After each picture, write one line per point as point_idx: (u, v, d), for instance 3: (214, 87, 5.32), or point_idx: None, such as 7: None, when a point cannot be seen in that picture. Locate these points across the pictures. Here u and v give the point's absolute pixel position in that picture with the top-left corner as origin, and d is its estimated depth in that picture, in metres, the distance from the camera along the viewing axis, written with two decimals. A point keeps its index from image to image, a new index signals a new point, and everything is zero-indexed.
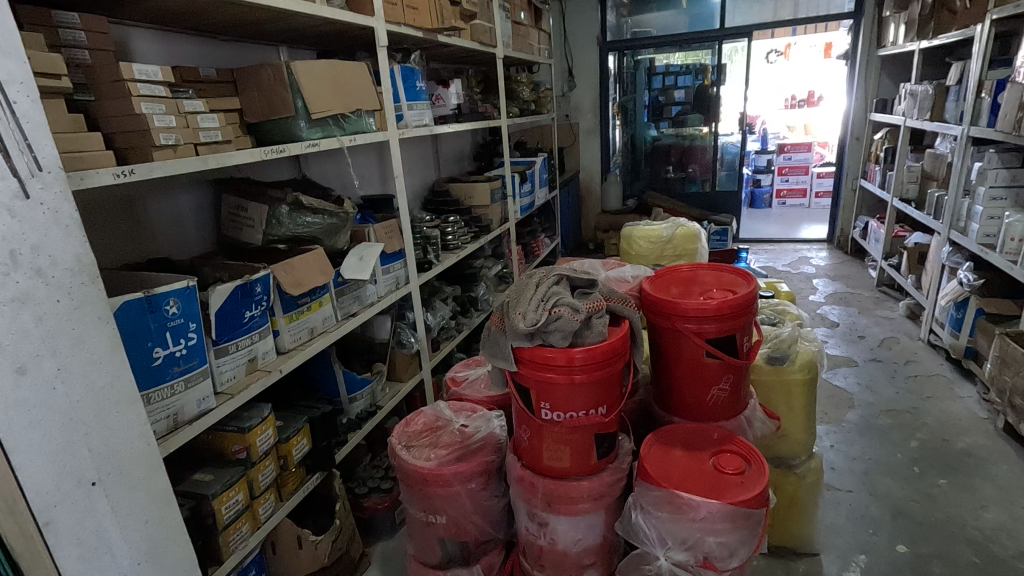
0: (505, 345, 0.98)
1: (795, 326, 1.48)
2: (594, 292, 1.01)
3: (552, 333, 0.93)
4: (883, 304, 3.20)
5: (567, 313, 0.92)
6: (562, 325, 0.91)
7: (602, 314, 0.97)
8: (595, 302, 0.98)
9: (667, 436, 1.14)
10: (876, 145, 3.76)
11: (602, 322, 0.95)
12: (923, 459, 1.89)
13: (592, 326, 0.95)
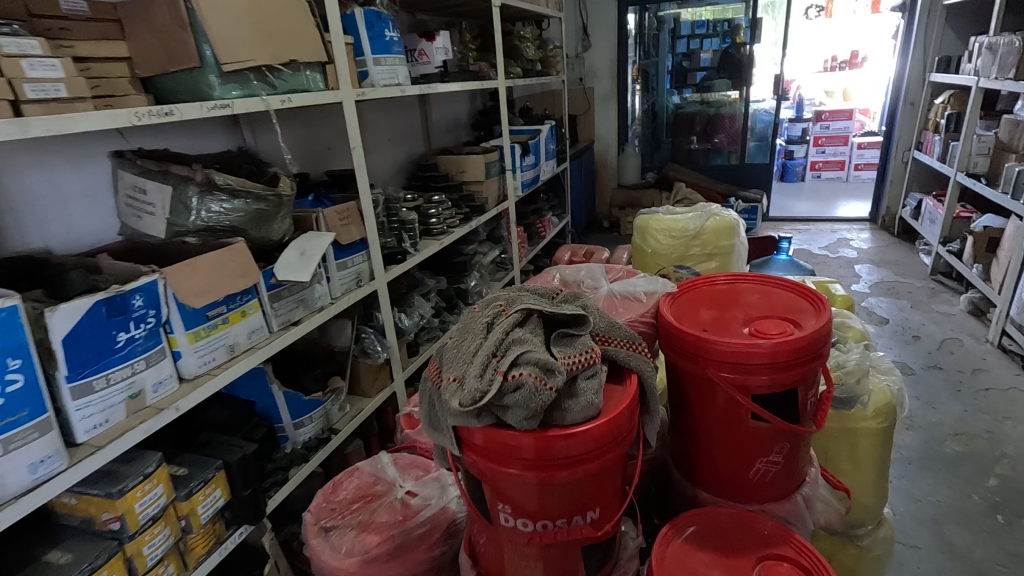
0: (444, 418, 0.64)
1: (864, 352, 1.11)
2: (581, 334, 0.66)
3: (510, 409, 0.57)
4: (940, 297, 2.78)
5: (531, 377, 0.57)
6: (523, 400, 0.56)
7: (591, 373, 0.62)
8: (582, 353, 0.63)
9: (687, 525, 0.80)
10: (936, 111, 3.28)
11: (591, 388, 0.60)
12: (1006, 504, 1.52)
13: (577, 393, 0.60)
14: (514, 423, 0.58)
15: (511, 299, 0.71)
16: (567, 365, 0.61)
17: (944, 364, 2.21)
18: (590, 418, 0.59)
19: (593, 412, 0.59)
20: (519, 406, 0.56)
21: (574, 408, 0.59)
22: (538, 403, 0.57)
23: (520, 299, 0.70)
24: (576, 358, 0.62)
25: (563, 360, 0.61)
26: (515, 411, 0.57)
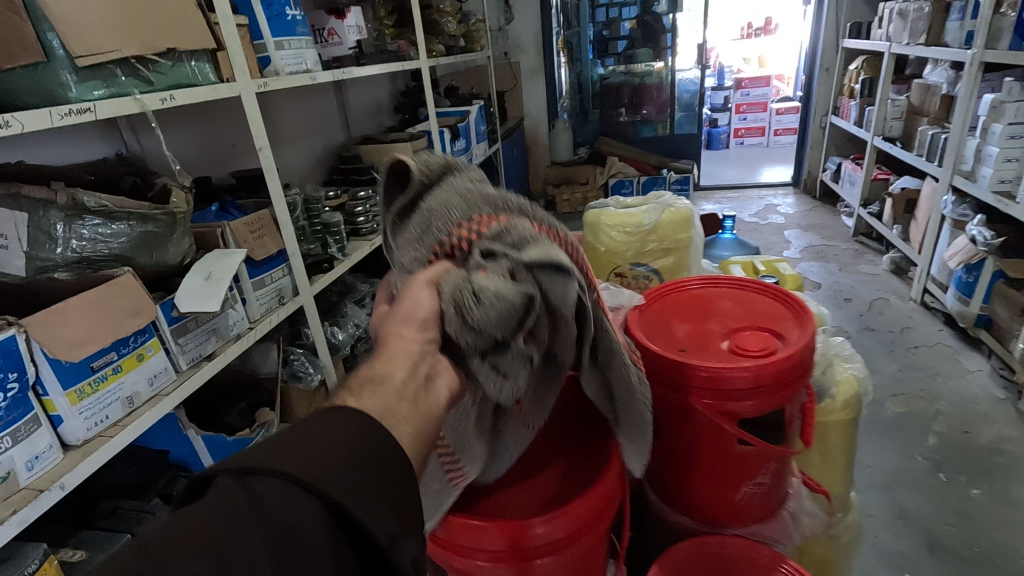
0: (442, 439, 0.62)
1: (826, 340, 1.08)
2: (475, 201, 0.63)
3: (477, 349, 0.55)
4: (864, 258, 2.90)
5: (458, 308, 0.53)
6: (502, 324, 0.53)
7: (535, 239, 0.58)
8: (471, 225, 0.61)
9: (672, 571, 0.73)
10: (850, 77, 3.38)
11: (556, 258, 0.56)
12: (947, 463, 1.59)
13: (547, 273, 0.56)
14: (516, 356, 0.56)
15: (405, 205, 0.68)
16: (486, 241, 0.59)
17: (876, 325, 2.29)
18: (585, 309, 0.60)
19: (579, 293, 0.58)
20: (499, 336, 0.54)
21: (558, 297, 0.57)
22: (508, 315, 0.53)
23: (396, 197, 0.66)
24: (479, 233, 0.60)
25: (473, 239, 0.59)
26: (489, 341, 0.55)
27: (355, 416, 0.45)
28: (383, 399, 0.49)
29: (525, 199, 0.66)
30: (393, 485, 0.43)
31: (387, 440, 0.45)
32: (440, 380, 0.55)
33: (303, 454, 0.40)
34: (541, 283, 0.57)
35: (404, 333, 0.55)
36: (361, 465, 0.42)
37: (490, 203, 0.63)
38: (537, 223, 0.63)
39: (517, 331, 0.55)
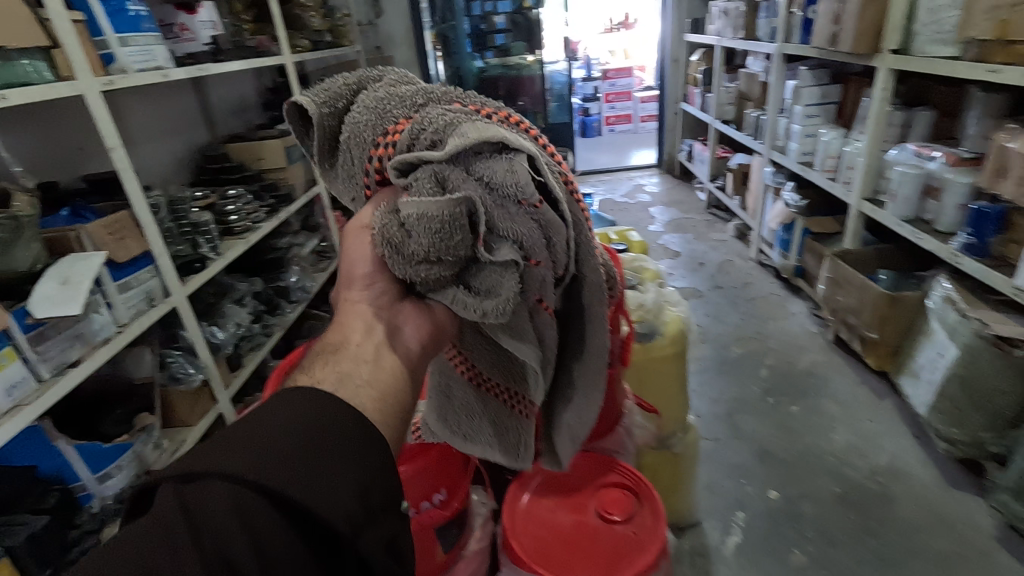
0: (443, 392, 0.73)
1: (657, 290, 1.28)
2: (386, 111, 0.63)
3: (446, 270, 0.56)
4: (714, 227, 3.30)
5: (394, 245, 0.57)
6: (452, 233, 0.52)
7: (453, 124, 0.57)
8: (388, 139, 0.61)
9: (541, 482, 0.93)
10: (693, 67, 3.79)
11: (479, 136, 0.54)
12: (774, 388, 1.91)
13: (480, 159, 0.55)
14: (490, 262, 0.55)
15: (335, 140, 0.69)
16: (411, 149, 0.59)
17: (723, 283, 2.65)
18: (550, 189, 0.56)
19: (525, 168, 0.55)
20: (457, 250, 0.54)
21: (500, 179, 0.54)
22: (444, 220, 0.52)
23: (320, 136, 0.68)
24: (397, 144, 0.59)
25: (395, 151, 0.59)
26: (448, 259, 0.54)
27: (313, 396, 0.46)
28: (344, 366, 0.54)
29: (442, 93, 0.65)
30: (353, 465, 0.42)
31: (349, 421, 0.45)
32: (401, 332, 0.61)
33: (244, 441, 0.41)
34: (479, 172, 0.55)
35: (354, 297, 0.63)
36: (313, 450, 0.41)
37: (400, 107, 0.63)
38: (457, 107, 0.62)
39: (475, 237, 0.54)
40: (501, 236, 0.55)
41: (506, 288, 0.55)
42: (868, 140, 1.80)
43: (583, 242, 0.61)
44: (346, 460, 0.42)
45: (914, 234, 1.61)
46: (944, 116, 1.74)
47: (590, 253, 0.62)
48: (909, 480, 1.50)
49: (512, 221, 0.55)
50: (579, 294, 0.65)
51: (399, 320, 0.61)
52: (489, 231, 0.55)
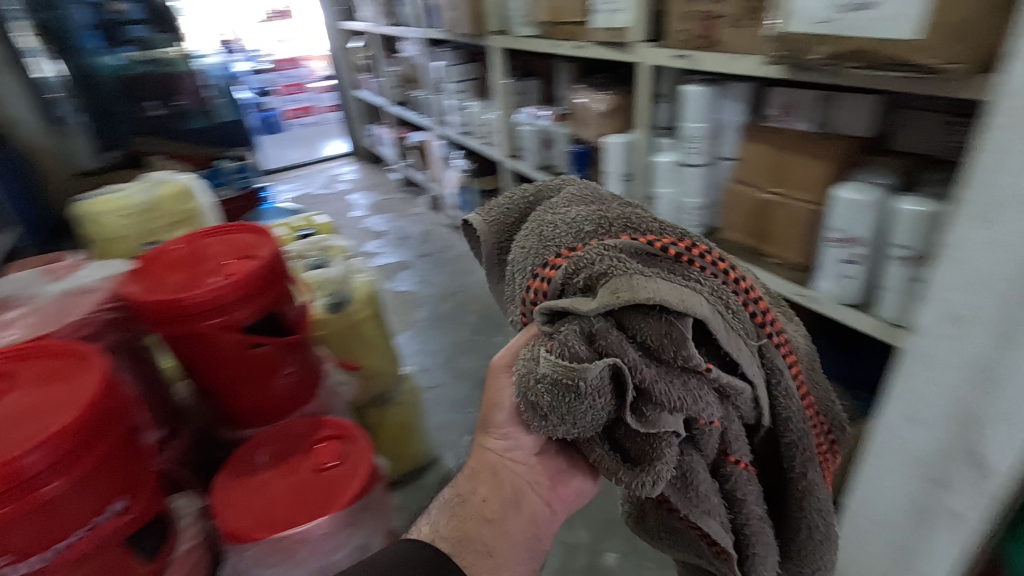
0: (641, 510, 0.73)
1: (342, 264, 1.36)
2: (552, 241, 0.64)
3: (588, 430, 0.52)
4: (411, 203, 3.53)
5: (533, 405, 0.52)
6: (589, 401, 0.49)
7: (608, 273, 0.55)
8: (543, 272, 0.62)
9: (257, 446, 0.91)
10: (357, 55, 3.90)
11: (630, 295, 0.50)
12: (480, 328, 2.23)
13: (631, 313, 0.53)
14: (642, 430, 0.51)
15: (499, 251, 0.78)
16: (565, 289, 0.59)
17: (426, 251, 2.90)
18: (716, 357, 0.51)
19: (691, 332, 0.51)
20: (595, 415, 0.50)
21: (658, 344, 0.51)
22: (575, 383, 0.49)
23: (488, 244, 0.77)
24: (550, 283, 0.60)
25: (551, 290, 0.60)
26: (590, 424, 0.51)
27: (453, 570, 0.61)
28: (476, 521, 0.66)
29: (616, 219, 0.62)
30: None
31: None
32: (524, 497, 0.68)
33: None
34: (634, 331, 0.53)
35: (496, 452, 0.69)
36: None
37: (568, 237, 0.63)
38: (625, 239, 0.58)
39: (620, 400, 0.51)
40: (654, 402, 0.51)
41: (659, 462, 0.51)
42: (500, 110, 2.23)
43: (779, 391, 0.57)
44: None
45: (544, 177, 2.04)
46: (548, 82, 2.20)
47: (789, 409, 0.58)
48: None
49: (664, 389, 0.50)
50: (783, 452, 0.60)
51: (518, 479, 0.69)
52: (641, 396, 0.51)
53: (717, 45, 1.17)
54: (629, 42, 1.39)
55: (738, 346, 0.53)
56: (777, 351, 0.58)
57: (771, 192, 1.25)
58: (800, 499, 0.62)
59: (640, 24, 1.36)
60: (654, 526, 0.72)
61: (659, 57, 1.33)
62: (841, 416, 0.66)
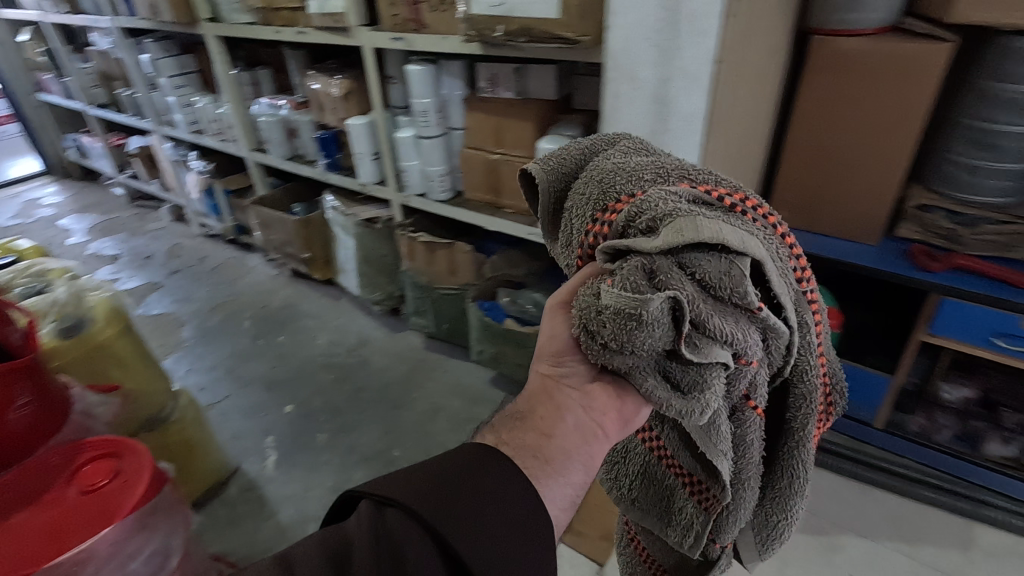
0: (619, 460, 0.72)
1: (69, 284, 1.21)
2: (611, 185, 0.57)
3: (643, 360, 0.47)
4: (147, 217, 3.10)
5: (591, 329, 0.48)
6: (647, 331, 0.44)
7: (673, 213, 0.48)
8: (605, 216, 0.55)
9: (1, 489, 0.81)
10: (31, 50, 3.20)
11: (692, 233, 0.45)
12: (260, 331, 2.13)
13: (694, 251, 0.47)
14: (689, 361, 0.46)
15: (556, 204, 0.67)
16: (626, 233, 0.52)
17: (179, 266, 2.60)
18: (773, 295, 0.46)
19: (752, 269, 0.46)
20: (651, 346, 0.45)
21: (717, 281, 0.46)
22: (637, 312, 0.43)
23: (544, 201, 0.66)
24: (612, 227, 0.53)
25: (611, 233, 0.54)
26: (642, 353, 0.46)
27: (504, 464, 0.48)
28: (532, 435, 0.53)
29: (674, 168, 0.55)
30: (512, 546, 0.44)
31: (507, 492, 0.46)
32: (576, 414, 0.53)
33: (411, 486, 0.45)
34: (694, 269, 0.46)
35: (552, 374, 0.56)
36: (474, 514, 0.44)
37: (625, 181, 0.56)
38: (684, 185, 0.52)
39: (675, 333, 0.45)
40: (708, 336, 0.45)
41: (706, 393, 0.46)
42: (231, 104, 2.10)
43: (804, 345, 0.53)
44: (508, 523, 0.44)
45: (295, 167, 2.01)
46: (279, 71, 2.14)
47: (809, 364, 0.53)
48: (370, 344, 2.02)
49: (719, 322, 0.45)
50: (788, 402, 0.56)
51: (576, 400, 0.54)
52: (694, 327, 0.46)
53: (425, 28, 1.32)
54: (349, 27, 1.47)
55: (785, 290, 0.48)
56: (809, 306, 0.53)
57: (498, 153, 1.49)
58: (791, 449, 0.57)
59: (355, 9, 1.45)
60: (626, 477, 0.71)
61: (379, 39, 1.43)
62: (847, 385, 0.61)
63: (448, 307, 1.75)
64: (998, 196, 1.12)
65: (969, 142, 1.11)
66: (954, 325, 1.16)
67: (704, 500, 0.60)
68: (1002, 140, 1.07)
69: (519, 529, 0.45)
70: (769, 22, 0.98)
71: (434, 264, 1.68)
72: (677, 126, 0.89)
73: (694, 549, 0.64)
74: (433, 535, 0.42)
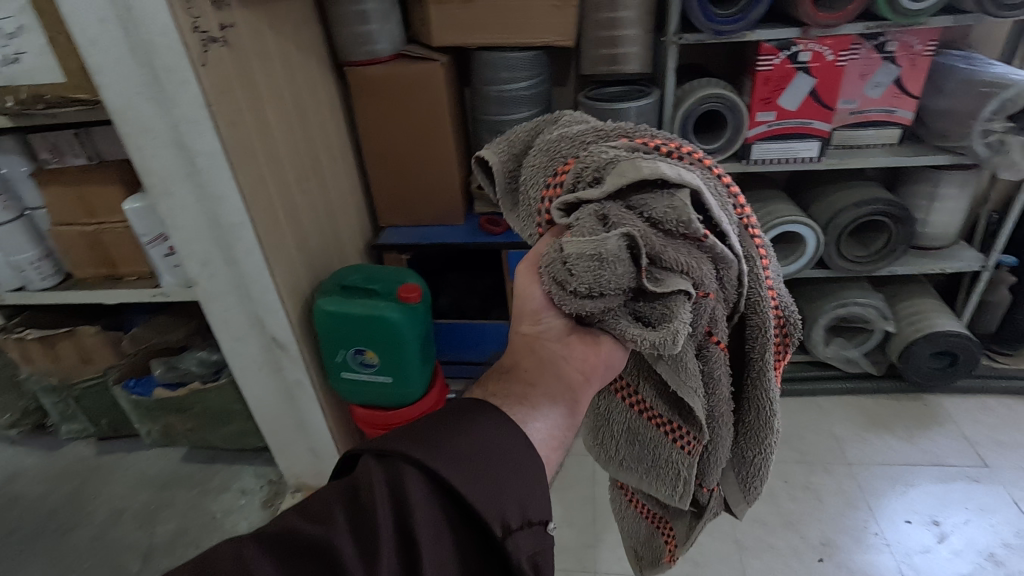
0: (602, 424, 0.70)
1: None
2: (556, 151, 0.57)
3: (612, 304, 0.49)
4: None
5: (558, 283, 0.48)
6: (611, 267, 0.46)
7: (614, 161, 0.51)
8: (553, 180, 0.56)
9: None
10: None
11: (635, 172, 0.48)
12: None
13: (641, 192, 0.50)
14: (653, 296, 0.48)
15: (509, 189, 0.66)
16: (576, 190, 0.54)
17: None
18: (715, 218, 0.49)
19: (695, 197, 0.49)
20: (616, 284, 0.46)
21: (666, 217, 0.49)
22: (597, 252, 0.46)
23: (497, 182, 0.64)
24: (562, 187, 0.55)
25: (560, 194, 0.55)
26: (612, 292, 0.47)
27: (494, 410, 0.47)
28: (517, 385, 0.52)
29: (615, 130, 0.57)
30: (508, 479, 0.43)
31: (504, 429, 0.46)
32: (561, 363, 0.52)
33: (411, 434, 0.44)
34: (642, 208, 0.50)
35: (533, 333, 0.54)
36: (471, 450, 0.43)
37: (569, 146, 0.57)
38: (624, 140, 0.54)
39: (635, 270, 0.47)
40: (665, 269, 0.48)
41: (677, 319, 0.47)
42: None
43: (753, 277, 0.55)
44: (508, 454, 0.44)
45: None
46: None
47: (761, 297, 0.55)
48: (22, 475, 1.68)
49: (669, 253, 0.48)
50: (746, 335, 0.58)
51: (559, 352, 0.53)
52: (652, 262, 0.48)
53: None
54: None
55: (724, 216, 0.51)
56: (751, 234, 0.54)
57: (94, 224, 1.40)
58: (755, 381, 0.59)
59: None
60: (611, 441, 0.70)
61: None
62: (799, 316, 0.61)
63: (98, 399, 1.59)
64: None
65: (488, 130, 1.42)
66: None
67: (688, 443, 0.62)
68: (505, 128, 1.40)
69: (519, 464, 0.44)
70: (278, 64, 1.12)
71: (60, 360, 1.50)
72: (206, 166, 0.98)
73: (682, 498, 0.65)
74: (431, 469, 0.41)
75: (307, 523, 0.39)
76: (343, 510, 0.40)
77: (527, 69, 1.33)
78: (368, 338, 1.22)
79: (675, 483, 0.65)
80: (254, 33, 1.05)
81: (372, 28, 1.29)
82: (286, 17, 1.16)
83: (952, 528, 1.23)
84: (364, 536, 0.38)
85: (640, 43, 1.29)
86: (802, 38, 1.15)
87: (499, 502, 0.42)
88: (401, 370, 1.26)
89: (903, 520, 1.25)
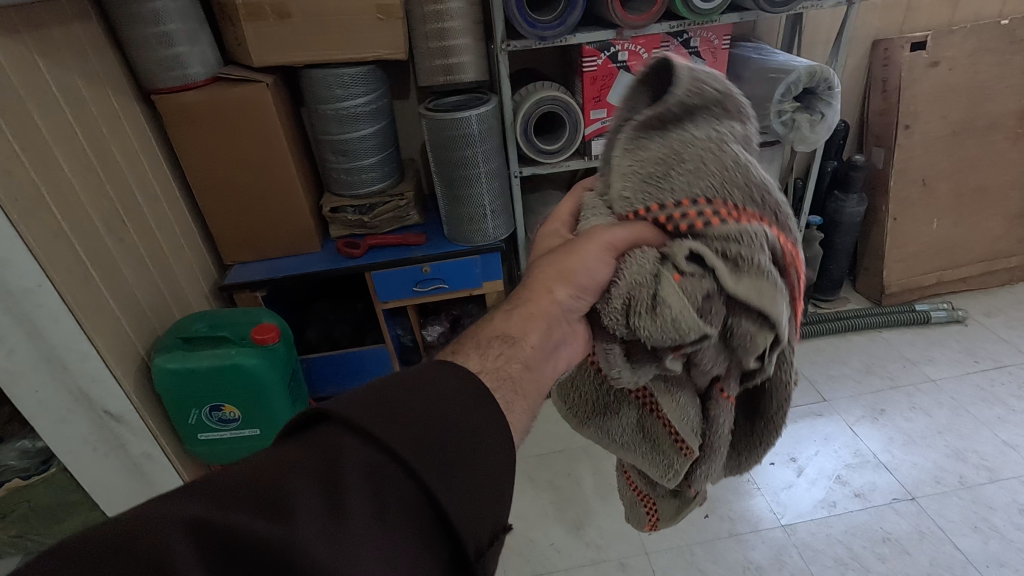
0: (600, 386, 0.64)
1: None
2: (727, 176, 0.49)
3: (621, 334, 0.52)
4: None
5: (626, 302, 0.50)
6: (661, 339, 0.48)
7: (765, 267, 0.48)
8: (696, 203, 0.50)
9: None
10: None
11: (765, 305, 0.47)
12: None
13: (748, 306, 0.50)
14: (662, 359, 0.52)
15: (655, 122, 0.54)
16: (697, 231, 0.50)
17: None
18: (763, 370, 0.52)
19: (773, 347, 0.51)
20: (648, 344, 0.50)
21: (741, 336, 0.50)
22: (674, 327, 0.47)
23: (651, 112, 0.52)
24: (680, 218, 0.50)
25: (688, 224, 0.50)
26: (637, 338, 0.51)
27: (489, 402, 0.41)
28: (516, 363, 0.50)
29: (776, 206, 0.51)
30: (491, 493, 0.37)
31: (499, 437, 0.40)
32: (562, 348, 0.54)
33: (402, 421, 0.36)
34: (735, 312, 0.50)
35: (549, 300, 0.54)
36: (460, 453, 0.37)
37: (743, 185, 0.50)
38: (776, 237, 0.50)
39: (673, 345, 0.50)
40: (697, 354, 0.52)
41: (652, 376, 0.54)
42: None
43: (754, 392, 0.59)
44: (498, 468, 0.38)
45: None
46: None
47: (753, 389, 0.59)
48: None
49: (707, 357, 0.51)
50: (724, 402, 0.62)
51: (562, 332, 0.54)
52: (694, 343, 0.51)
53: None
54: None
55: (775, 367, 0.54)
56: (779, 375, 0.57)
57: None
58: None
59: None
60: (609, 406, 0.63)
61: None
62: None
63: None
64: (376, 185, 1.42)
65: (332, 151, 1.35)
66: (389, 287, 1.39)
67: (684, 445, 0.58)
68: (350, 147, 1.34)
69: (501, 472, 0.39)
70: (57, 97, 0.97)
71: None
72: None
73: (671, 481, 0.61)
74: (419, 481, 0.35)
75: (250, 507, 0.31)
76: (304, 495, 0.32)
77: (362, 85, 1.29)
78: (221, 392, 1.11)
79: (669, 463, 0.60)
80: (22, 63, 0.91)
81: (179, 51, 1.18)
82: (64, 44, 1.01)
83: (807, 461, 1.39)
84: (332, 539, 0.31)
85: (471, 52, 1.31)
86: (618, 40, 1.24)
87: (477, 523, 0.36)
88: (270, 421, 1.16)
89: (768, 462, 1.40)
